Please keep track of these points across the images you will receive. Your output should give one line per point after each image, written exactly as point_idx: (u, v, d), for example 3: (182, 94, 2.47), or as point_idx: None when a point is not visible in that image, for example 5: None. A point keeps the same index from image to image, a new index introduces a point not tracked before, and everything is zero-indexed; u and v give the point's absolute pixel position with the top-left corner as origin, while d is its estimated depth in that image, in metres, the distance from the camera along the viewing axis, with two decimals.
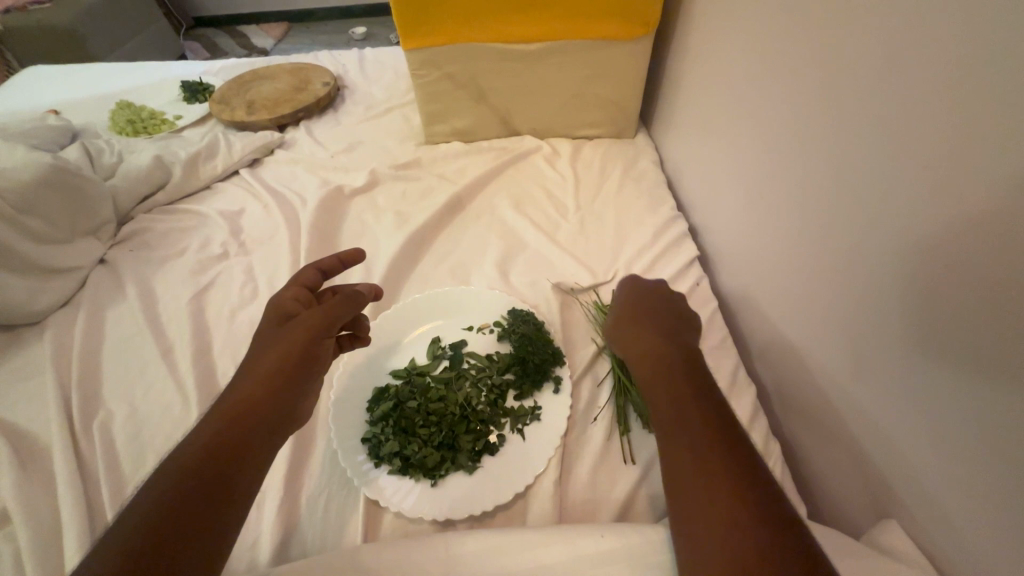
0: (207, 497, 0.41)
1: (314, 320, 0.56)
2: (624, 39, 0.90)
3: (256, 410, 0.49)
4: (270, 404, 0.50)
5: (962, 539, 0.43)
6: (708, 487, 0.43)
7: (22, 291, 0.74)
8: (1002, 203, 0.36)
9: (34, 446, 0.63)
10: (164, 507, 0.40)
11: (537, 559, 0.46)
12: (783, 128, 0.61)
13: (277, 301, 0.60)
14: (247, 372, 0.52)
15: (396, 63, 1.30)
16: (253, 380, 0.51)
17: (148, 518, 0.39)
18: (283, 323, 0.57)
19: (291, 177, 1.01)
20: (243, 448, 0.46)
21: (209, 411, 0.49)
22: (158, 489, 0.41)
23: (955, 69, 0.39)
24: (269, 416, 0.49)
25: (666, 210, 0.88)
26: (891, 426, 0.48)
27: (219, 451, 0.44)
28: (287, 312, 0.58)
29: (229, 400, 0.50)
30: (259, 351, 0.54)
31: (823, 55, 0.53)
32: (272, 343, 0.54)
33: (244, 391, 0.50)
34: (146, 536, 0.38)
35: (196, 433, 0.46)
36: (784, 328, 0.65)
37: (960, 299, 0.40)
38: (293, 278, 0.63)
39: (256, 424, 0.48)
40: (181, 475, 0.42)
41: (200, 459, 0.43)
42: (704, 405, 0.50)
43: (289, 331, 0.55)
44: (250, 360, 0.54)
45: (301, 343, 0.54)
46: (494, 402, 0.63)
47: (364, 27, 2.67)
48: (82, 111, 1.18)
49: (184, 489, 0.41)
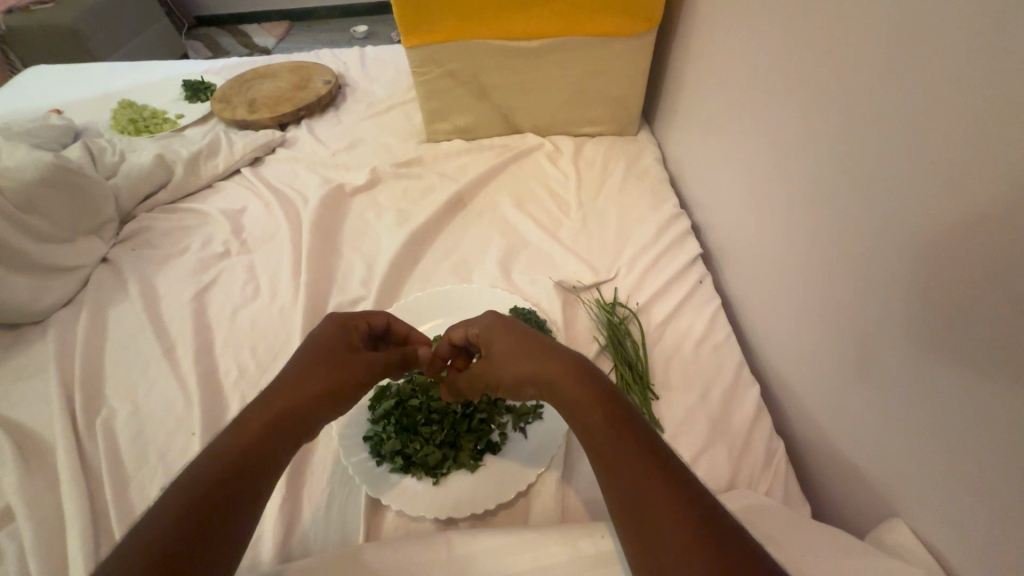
0: (229, 498, 0.41)
1: (376, 363, 0.54)
2: (626, 35, 0.89)
3: (293, 419, 0.47)
4: (307, 420, 0.48)
5: (970, 540, 0.42)
6: (648, 508, 0.39)
7: (25, 290, 0.74)
8: (1006, 199, 0.36)
9: (37, 445, 0.63)
10: (195, 508, 0.39)
11: (539, 560, 0.45)
12: (786, 124, 0.60)
13: (340, 321, 0.55)
14: (291, 381, 0.49)
15: (397, 60, 1.30)
16: (294, 386, 0.48)
17: (178, 518, 0.38)
18: (346, 350, 0.53)
19: (293, 175, 1.01)
20: (273, 456, 0.45)
21: (246, 409, 0.47)
22: (188, 491, 0.40)
23: (961, 62, 0.38)
24: (300, 431, 0.47)
25: (668, 208, 0.88)
26: (895, 423, 0.48)
27: (247, 461, 0.43)
28: (349, 341, 0.54)
29: (268, 402, 0.47)
30: (309, 361, 0.51)
31: (825, 50, 0.52)
32: (327, 366, 0.51)
33: (283, 397, 0.47)
34: (178, 538, 0.37)
35: (228, 434, 0.44)
36: (788, 326, 0.64)
37: (965, 297, 0.39)
38: (365, 313, 0.59)
39: (286, 437, 0.46)
40: (210, 483, 0.41)
41: (229, 461, 0.42)
42: (642, 438, 0.43)
43: (352, 365, 0.52)
44: (298, 369, 0.50)
45: (356, 382, 0.52)
46: (494, 401, 0.63)
47: (365, 25, 2.66)
48: (84, 110, 1.18)
49: (211, 491, 0.40)
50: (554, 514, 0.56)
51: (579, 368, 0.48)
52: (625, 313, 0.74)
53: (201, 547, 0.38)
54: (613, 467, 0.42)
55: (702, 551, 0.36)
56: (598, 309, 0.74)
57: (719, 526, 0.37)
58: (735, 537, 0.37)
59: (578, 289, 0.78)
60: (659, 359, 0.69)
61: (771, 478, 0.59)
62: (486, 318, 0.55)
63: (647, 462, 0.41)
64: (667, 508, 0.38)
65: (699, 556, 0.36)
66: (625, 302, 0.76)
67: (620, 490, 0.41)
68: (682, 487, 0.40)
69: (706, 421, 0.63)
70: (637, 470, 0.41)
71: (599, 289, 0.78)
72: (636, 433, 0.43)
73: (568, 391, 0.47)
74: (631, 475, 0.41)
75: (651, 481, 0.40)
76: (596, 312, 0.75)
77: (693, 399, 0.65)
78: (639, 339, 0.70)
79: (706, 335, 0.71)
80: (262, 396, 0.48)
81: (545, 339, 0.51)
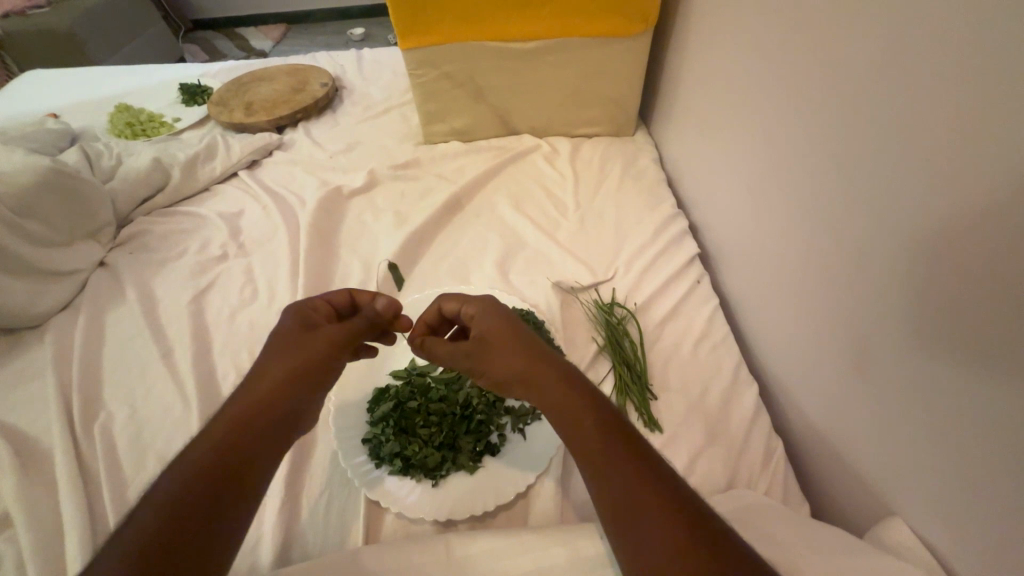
0: (215, 499, 0.40)
1: (336, 336, 0.54)
2: (622, 37, 0.90)
3: (268, 411, 0.47)
4: (287, 405, 0.48)
5: (970, 537, 0.42)
6: (636, 511, 0.39)
7: (22, 294, 0.74)
8: (1000, 199, 0.36)
9: (35, 449, 0.63)
10: (175, 512, 0.38)
11: (537, 561, 0.45)
12: (783, 125, 0.60)
13: (297, 307, 0.56)
14: (259, 375, 0.49)
15: (394, 63, 1.30)
16: (261, 383, 0.48)
17: (158, 523, 0.38)
18: (303, 333, 0.53)
19: (290, 178, 1.01)
20: (250, 451, 0.44)
21: (218, 411, 0.47)
22: (169, 492, 0.40)
23: (957, 60, 0.38)
24: (282, 420, 0.47)
25: (665, 208, 0.88)
26: (893, 421, 0.48)
27: (228, 458, 0.43)
28: (308, 322, 0.55)
29: (239, 401, 0.47)
30: (270, 355, 0.51)
31: (821, 52, 0.52)
32: (285, 354, 0.51)
33: (254, 394, 0.47)
34: (163, 533, 0.37)
35: (205, 434, 0.44)
36: (785, 326, 0.64)
37: (963, 296, 0.39)
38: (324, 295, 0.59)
39: (263, 432, 0.45)
40: (190, 480, 0.40)
41: (209, 461, 0.42)
42: (626, 437, 0.43)
43: (308, 343, 0.52)
44: (261, 364, 0.50)
45: (323, 357, 0.52)
46: (494, 402, 0.63)
47: (363, 27, 2.67)
48: (81, 114, 1.18)
49: (193, 494, 0.40)
50: (553, 514, 0.56)
51: (562, 374, 0.48)
52: (623, 313, 0.74)
53: (181, 547, 0.37)
54: (600, 469, 0.42)
55: (698, 554, 0.36)
56: (597, 309, 0.74)
57: (706, 524, 0.38)
58: (721, 534, 0.37)
59: (576, 290, 0.78)
60: (658, 359, 0.69)
61: (770, 477, 0.59)
62: (484, 299, 0.55)
63: (633, 464, 0.41)
64: (659, 518, 0.38)
65: (696, 560, 0.35)
66: (624, 302, 0.76)
67: (609, 492, 0.41)
68: (672, 491, 0.40)
69: (706, 420, 0.63)
70: (622, 471, 0.41)
71: (597, 290, 0.78)
72: (620, 432, 0.44)
73: (555, 393, 0.47)
74: (621, 482, 0.40)
75: (642, 491, 0.40)
76: (594, 312, 0.75)
77: (691, 399, 0.65)
78: (638, 340, 0.70)
79: (704, 335, 0.71)
80: (233, 398, 0.48)
81: (526, 329, 0.52)
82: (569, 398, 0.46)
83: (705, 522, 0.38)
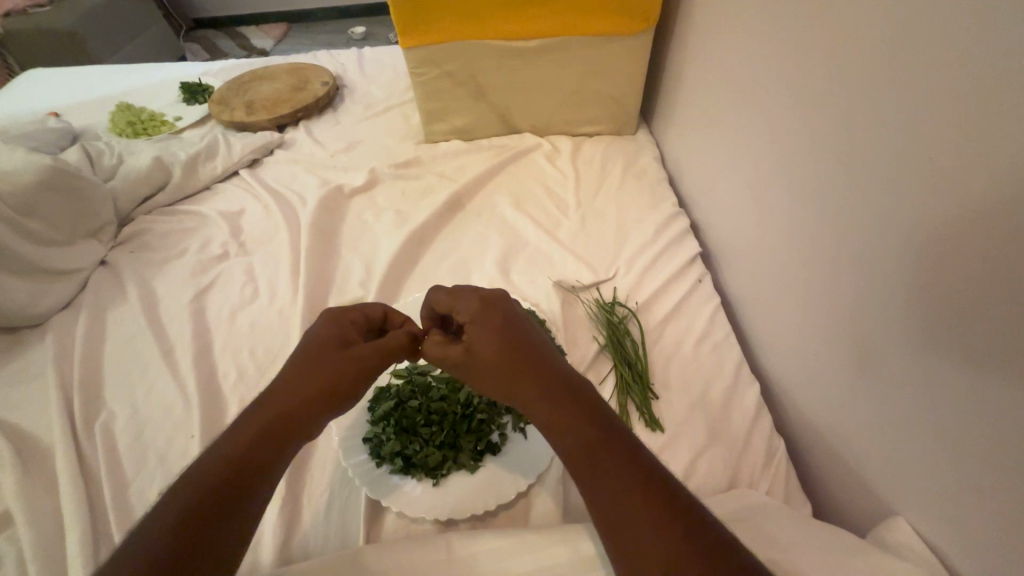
0: (226, 503, 0.40)
1: (373, 355, 0.52)
2: (623, 35, 0.89)
3: (286, 423, 0.46)
4: (304, 419, 0.47)
5: (972, 536, 0.41)
6: (633, 524, 0.38)
7: (23, 292, 0.74)
8: (1004, 199, 0.36)
9: (36, 448, 0.63)
10: (189, 513, 0.38)
11: (539, 560, 0.45)
12: (784, 123, 0.60)
13: (336, 318, 0.54)
14: (287, 385, 0.48)
15: (395, 61, 1.30)
16: (286, 394, 0.47)
17: (171, 523, 0.38)
18: (338, 346, 0.51)
19: (291, 176, 1.01)
20: (264, 463, 0.43)
21: (240, 416, 0.46)
22: (184, 493, 0.40)
23: (961, 56, 0.38)
24: (297, 433, 0.46)
25: (666, 207, 0.88)
26: (895, 422, 0.48)
27: (239, 461, 0.42)
28: (347, 336, 0.53)
29: (258, 412, 0.46)
30: (305, 366, 0.49)
31: (824, 49, 0.52)
32: (318, 367, 0.49)
33: (274, 405, 0.46)
34: (177, 534, 0.37)
35: (223, 438, 0.44)
36: (787, 326, 0.64)
37: (965, 298, 0.39)
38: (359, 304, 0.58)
39: (278, 446, 0.45)
40: (203, 482, 0.41)
41: (223, 465, 0.42)
42: (618, 449, 0.42)
43: (343, 360, 0.50)
44: (292, 373, 0.49)
45: (353, 378, 0.50)
46: (494, 402, 0.63)
47: (364, 26, 2.67)
48: (83, 113, 1.18)
49: (204, 495, 0.40)
50: (554, 514, 0.56)
51: (556, 387, 0.46)
52: (624, 312, 0.74)
53: (193, 552, 0.37)
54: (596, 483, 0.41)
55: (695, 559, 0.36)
56: (597, 308, 0.74)
57: (702, 531, 0.38)
58: (717, 538, 0.37)
59: (577, 289, 0.78)
60: (659, 358, 0.69)
61: (772, 477, 0.59)
62: (473, 299, 0.52)
63: (628, 476, 0.40)
64: (656, 526, 0.38)
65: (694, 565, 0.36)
66: (624, 301, 0.76)
67: (606, 506, 0.40)
68: (668, 497, 0.39)
69: (707, 420, 0.62)
70: (616, 485, 0.40)
71: (597, 289, 0.78)
72: (610, 445, 0.43)
73: (546, 414, 0.45)
74: (617, 495, 0.40)
75: (635, 497, 0.39)
76: (595, 311, 0.75)
77: (692, 399, 0.64)
78: (639, 339, 0.70)
79: (705, 334, 0.71)
80: (257, 403, 0.47)
81: (526, 348, 0.48)
82: (560, 418, 0.44)
83: (701, 526, 0.38)
